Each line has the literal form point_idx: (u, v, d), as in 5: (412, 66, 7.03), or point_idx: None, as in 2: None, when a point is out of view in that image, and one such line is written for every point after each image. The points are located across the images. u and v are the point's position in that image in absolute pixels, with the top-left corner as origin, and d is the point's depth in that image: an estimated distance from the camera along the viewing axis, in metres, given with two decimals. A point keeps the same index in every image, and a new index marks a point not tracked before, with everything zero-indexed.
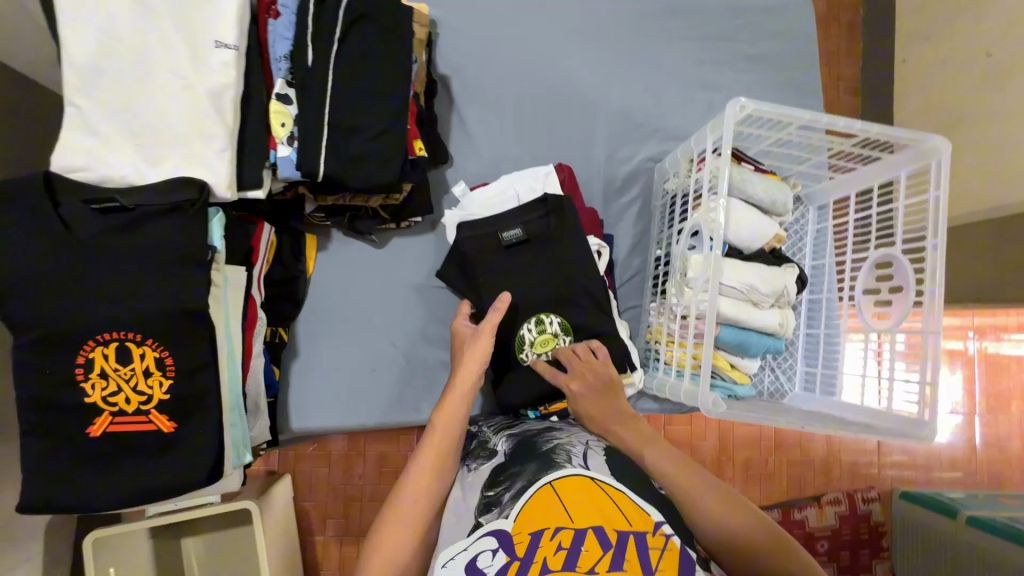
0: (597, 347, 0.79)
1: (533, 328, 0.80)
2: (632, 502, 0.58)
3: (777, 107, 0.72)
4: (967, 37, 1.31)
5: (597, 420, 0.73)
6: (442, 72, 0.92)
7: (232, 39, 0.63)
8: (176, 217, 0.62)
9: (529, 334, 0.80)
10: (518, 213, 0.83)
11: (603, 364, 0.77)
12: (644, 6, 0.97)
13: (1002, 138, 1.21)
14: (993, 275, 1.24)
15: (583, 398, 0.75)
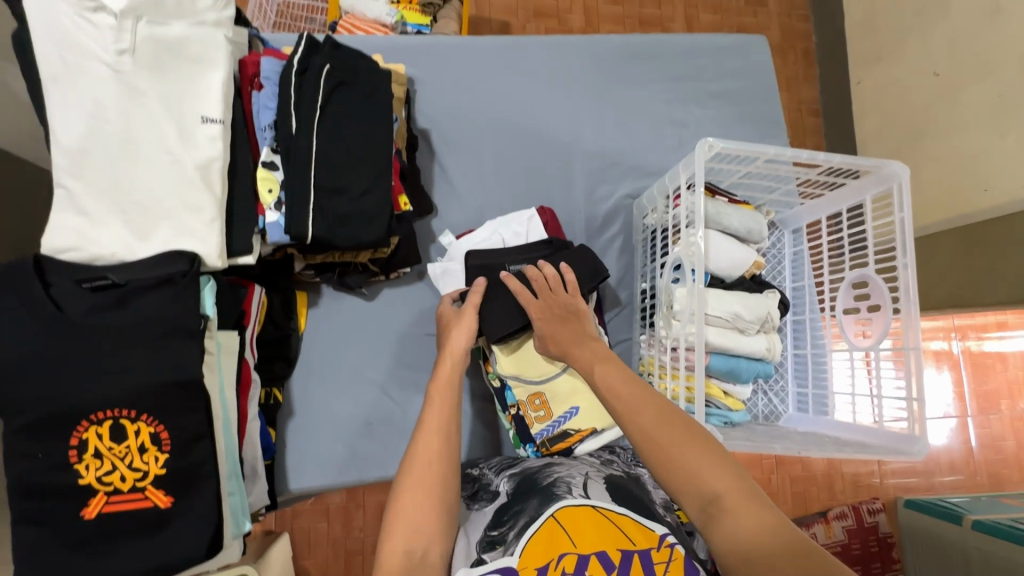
0: (566, 275, 0.80)
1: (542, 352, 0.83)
2: (634, 522, 0.60)
3: (744, 145, 0.76)
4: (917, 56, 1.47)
5: (537, 315, 0.76)
6: (422, 127, 0.96)
7: (217, 114, 0.66)
8: (167, 288, 0.62)
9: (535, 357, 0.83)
10: (522, 251, 0.86)
11: (573, 296, 0.78)
12: (609, 52, 1.03)
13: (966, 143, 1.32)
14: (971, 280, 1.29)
15: (545, 321, 0.75)
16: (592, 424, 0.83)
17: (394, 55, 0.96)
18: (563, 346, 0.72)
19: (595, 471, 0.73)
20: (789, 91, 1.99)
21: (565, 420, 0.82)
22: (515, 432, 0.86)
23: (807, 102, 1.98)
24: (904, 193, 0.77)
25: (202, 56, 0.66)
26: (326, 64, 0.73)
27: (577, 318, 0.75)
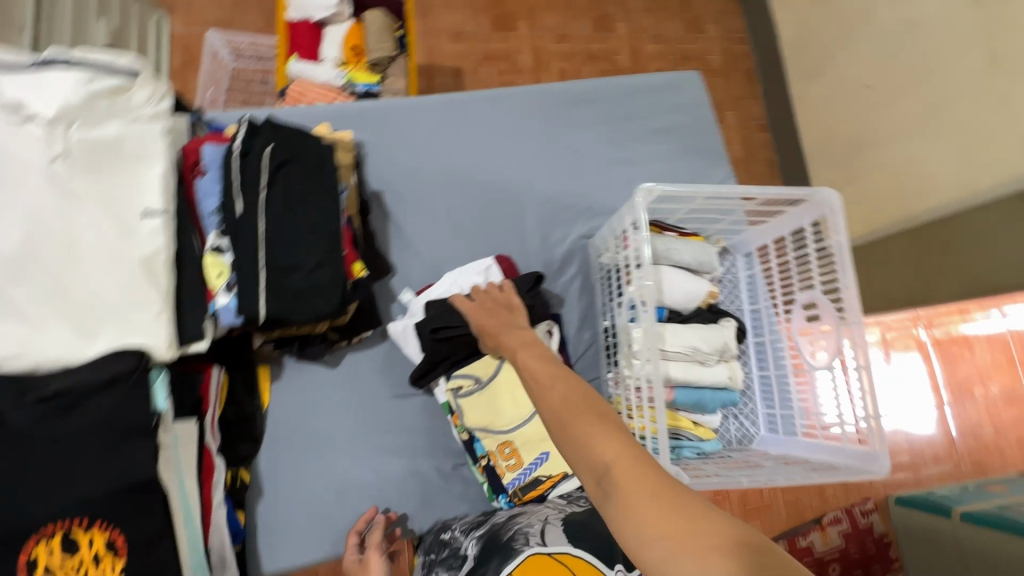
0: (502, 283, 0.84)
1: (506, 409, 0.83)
2: (586, 564, 0.63)
3: (682, 186, 0.79)
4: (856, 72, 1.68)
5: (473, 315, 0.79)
6: (374, 189, 0.97)
7: (159, 205, 0.66)
8: (117, 387, 0.61)
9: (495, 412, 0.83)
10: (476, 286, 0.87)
11: (508, 294, 0.82)
12: (552, 101, 1.06)
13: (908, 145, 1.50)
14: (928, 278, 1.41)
15: (480, 317, 0.78)
16: (564, 469, 0.82)
17: (341, 122, 0.97)
18: (496, 337, 0.74)
19: (554, 513, 0.74)
20: (737, 111, 2.07)
21: (536, 466, 0.82)
22: (488, 484, 0.86)
23: (756, 119, 2.07)
24: (837, 218, 0.81)
25: (140, 152, 0.67)
26: (268, 145, 0.75)
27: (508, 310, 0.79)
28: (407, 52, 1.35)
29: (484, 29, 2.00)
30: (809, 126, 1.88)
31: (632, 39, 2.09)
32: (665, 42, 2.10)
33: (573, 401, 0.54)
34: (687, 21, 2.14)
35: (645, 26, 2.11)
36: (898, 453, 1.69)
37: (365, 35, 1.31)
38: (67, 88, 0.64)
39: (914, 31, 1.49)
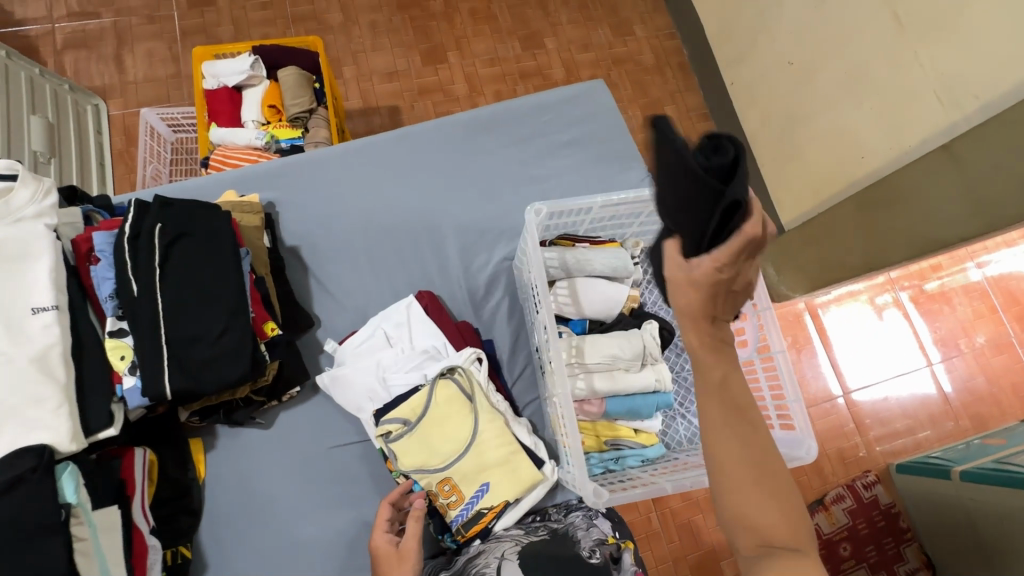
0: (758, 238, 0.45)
1: (438, 445, 0.82)
2: None
3: (569, 200, 0.82)
4: (776, 50, 1.70)
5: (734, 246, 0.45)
6: (290, 244, 0.98)
7: (49, 301, 0.67)
8: (16, 490, 0.61)
9: (428, 450, 0.82)
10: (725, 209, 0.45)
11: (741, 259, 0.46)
12: (457, 131, 1.08)
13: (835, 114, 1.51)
14: (875, 242, 1.38)
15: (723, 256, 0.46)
16: (504, 498, 0.82)
17: (250, 186, 1.00)
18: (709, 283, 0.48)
19: (511, 546, 0.75)
20: (676, 105, 2.09)
21: (477, 500, 0.82)
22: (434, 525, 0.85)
23: (695, 110, 2.09)
24: None
25: (24, 251, 0.68)
26: (157, 223, 0.76)
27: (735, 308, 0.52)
28: (326, 102, 1.37)
29: (414, 66, 2.04)
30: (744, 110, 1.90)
31: (561, 51, 2.12)
32: (594, 49, 2.14)
33: (766, 467, 0.48)
34: (613, 27, 2.17)
35: (573, 37, 2.15)
36: (895, 418, 1.65)
37: (282, 96, 1.35)
38: None
39: (821, 6, 1.52)
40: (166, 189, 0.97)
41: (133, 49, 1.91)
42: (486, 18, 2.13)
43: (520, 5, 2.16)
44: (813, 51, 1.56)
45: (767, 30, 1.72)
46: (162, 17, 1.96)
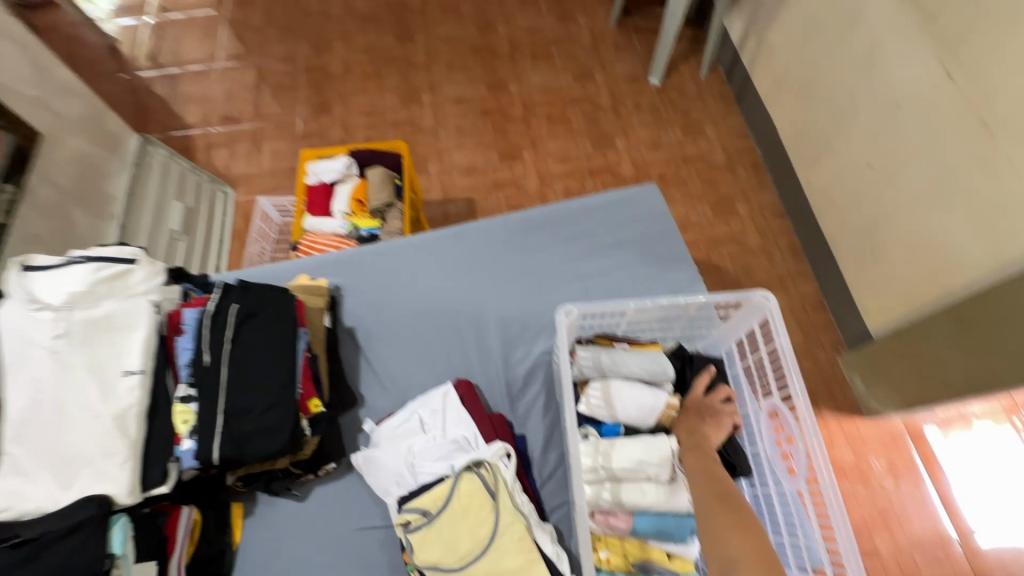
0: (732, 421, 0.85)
1: (455, 542, 0.80)
2: None
3: (604, 303, 0.83)
4: (851, 152, 1.64)
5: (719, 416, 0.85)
6: (349, 326, 1.07)
7: (138, 365, 0.78)
8: (77, 534, 0.70)
9: (441, 547, 0.80)
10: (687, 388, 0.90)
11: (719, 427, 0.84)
12: (509, 229, 1.15)
13: (923, 220, 1.41)
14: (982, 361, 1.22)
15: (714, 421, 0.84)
16: None
17: (321, 271, 1.12)
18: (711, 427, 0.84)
19: None
20: (748, 202, 2.06)
21: None
22: None
23: (769, 207, 2.04)
24: (776, 319, 0.80)
25: (128, 321, 0.81)
26: (234, 303, 0.88)
27: (702, 424, 0.84)
28: (403, 197, 1.54)
29: (492, 162, 2.23)
30: (820, 209, 1.83)
31: (631, 150, 2.22)
32: (664, 148, 2.21)
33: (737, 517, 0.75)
34: (683, 128, 2.25)
35: (643, 137, 2.25)
36: None
37: (367, 190, 1.53)
38: (78, 278, 0.80)
39: (897, 110, 1.46)
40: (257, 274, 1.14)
41: (263, 147, 2.29)
42: (561, 121, 2.31)
43: (593, 109, 2.32)
44: (893, 155, 1.49)
45: (838, 130, 1.68)
46: (289, 122, 2.35)
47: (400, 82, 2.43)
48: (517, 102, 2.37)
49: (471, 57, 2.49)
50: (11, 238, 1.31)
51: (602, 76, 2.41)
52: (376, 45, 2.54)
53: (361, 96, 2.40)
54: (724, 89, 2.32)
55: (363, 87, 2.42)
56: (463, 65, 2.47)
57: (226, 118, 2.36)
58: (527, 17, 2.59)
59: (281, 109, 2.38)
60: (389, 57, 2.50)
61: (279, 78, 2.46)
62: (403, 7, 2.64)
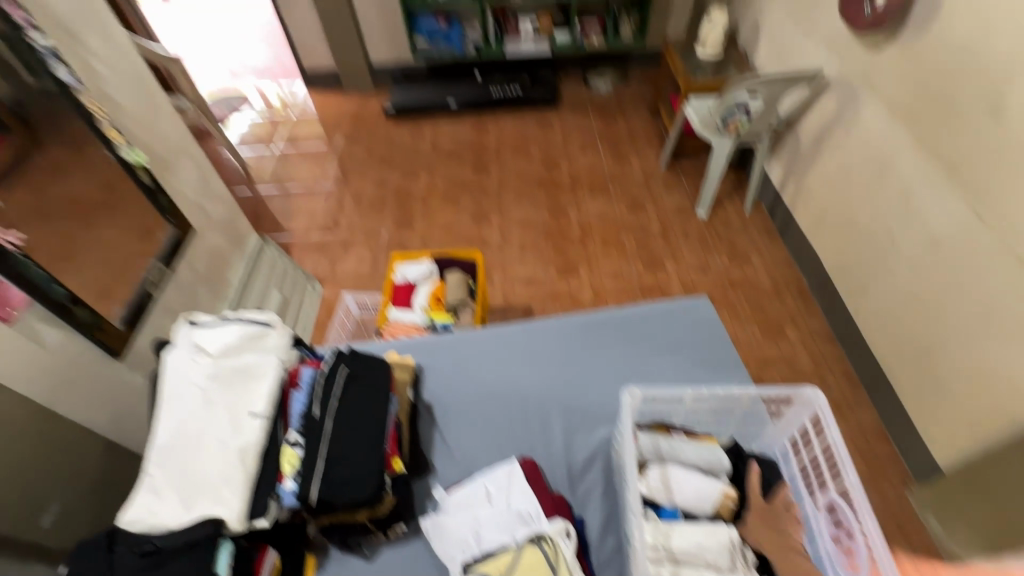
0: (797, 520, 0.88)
1: None
2: None
3: (665, 388, 0.93)
4: (897, 284, 1.73)
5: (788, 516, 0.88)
6: (426, 401, 1.20)
7: (262, 409, 0.94)
8: (196, 549, 0.81)
9: None
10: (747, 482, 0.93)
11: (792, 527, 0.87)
12: (573, 326, 1.29)
13: (978, 349, 1.45)
14: None
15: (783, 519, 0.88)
16: None
17: (406, 351, 1.28)
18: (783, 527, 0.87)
19: None
20: (797, 326, 2.13)
21: None
22: None
23: (819, 332, 2.10)
24: (825, 412, 0.87)
25: (261, 373, 0.97)
26: (344, 366, 1.03)
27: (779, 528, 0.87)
28: (475, 297, 1.76)
29: (550, 275, 2.45)
30: (870, 337, 1.88)
31: (681, 273, 2.40)
32: (712, 272, 2.38)
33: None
34: (730, 255, 2.43)
35: (692, 262, 2.43)
36: None
37: (445, 290, 1.75)
38: (230, 334, 0.99)
39: (935, 248, 1.57)
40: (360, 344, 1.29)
41: (352, 252, 2.63)
42: (614, 244, 2.55)
43: (645, 235, 2.57)
44: (938, 287, 1.56)
45: (882, 265, 1.79)
46: (376, 233, 2.72)
47: (473, 205, 2.81)
48: (576, 226, 2.66)
49: (537, 188, 2.86)
50: (156, 309, 1.56)
51: (653, 208, 2.69)
52: (456, 175, 2.98)
53: (440, 215, 2.77)
54: (768, 223, 2.53)
55: (442, 207, 2.81)
56: (529, 193, 2.84)
57: (324, 227, 2.77)
58: (586, 158, 3.00)
59: (371, 222, 2.77)
60: (466, 185, 2.92)
61: (372, 198, 2.91)
62: (481, 147, 3.13)
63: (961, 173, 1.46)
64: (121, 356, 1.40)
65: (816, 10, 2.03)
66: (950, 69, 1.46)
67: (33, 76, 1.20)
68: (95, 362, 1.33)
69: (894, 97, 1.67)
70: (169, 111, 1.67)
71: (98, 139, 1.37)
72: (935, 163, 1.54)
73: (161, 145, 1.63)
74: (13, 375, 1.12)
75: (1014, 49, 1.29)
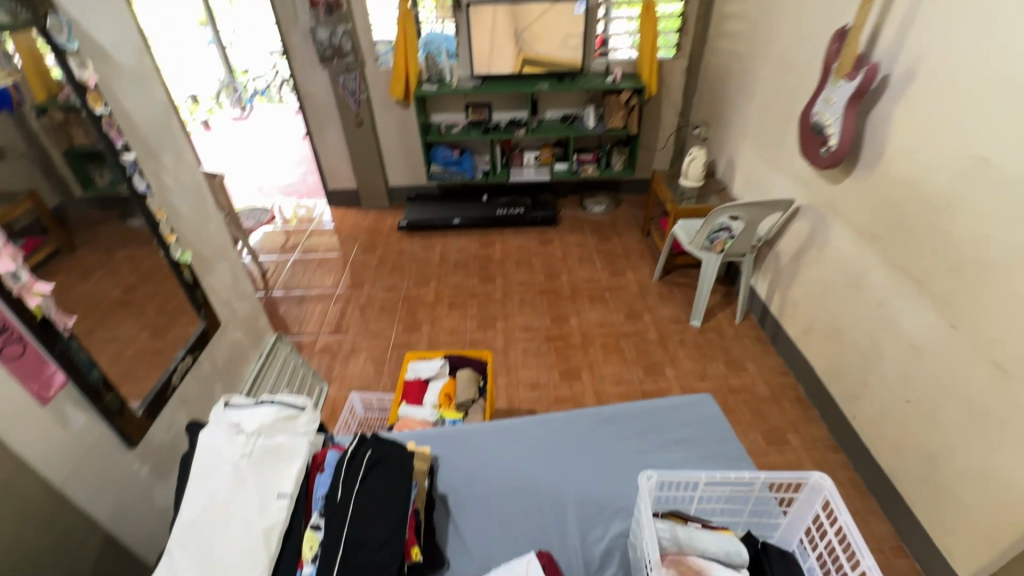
0: None
1: None
2: None
3: (679, 472, 0.98)
4: (889, 388, 1.81)
5: None
6: (442, 491, 1.21)
7: (289, 489, 0.97)
8: None
9: None
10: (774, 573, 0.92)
11: None
12: (585, 419, 1.35)
13: (974, 451, 1.49)
14: None
15: None
16: None
17: (423, 441, 1.31)
18: None
19: None
20: (799, 433, 2.16)
21: None
22: None
23: (821, 440, 2.12)
24: (834, 497, 0.92)
25: (290, 453, 1.02)
26: (369, 450, 1.05)
27: None
28: (485, 395, 1.81)
29: (553, 379, 2.51)
30: (871, 443, 1.91)
31: (680, 378, 2.47)
32: (710, 379, 2.45)
33: None
34: (726, 363, 2.53)
35: (690, 368, 2.52)
36: None
37: (456, 386, 1.81)
38: (266, 415, 1.05)
39: (916, 353, 1.67)
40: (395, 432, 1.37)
41: (360, 353, 2.71)
42: (614, 350, 2.66)
43: (644, 342, 2.68)
44: (925, 390, 1.65)
45: (870, 370, 1.89)
46: (385, 335, 2.82)
47: (479, 311, 2.95)
48: (577, 332, 2.78)
49: (539, 296, 3.04)
50: (174, 399, 1.60)
51: (650, 317, 2.84)
52: (463, 283, 3.17)
53: (447, 320, 2.90)
54: (759, 333, 2.67)
55: (449, 313, 2.95)
56: (532, 301, 3.01)
57: (334, 329, 2.87)
58: (585, 270, 3.23)
59: (381, 325, 2.89)
60: (472, 292, 3.10)
61: (383, 302, 3.06)
62: (487, 259, 3.38)
63: (927, 286, 1.62)
64: (134, 445, 1.41)
65: (782, 151, 2.37)
66: (900, 199, 1.70)
67: (83, 190, 1.33)
68: (110, 448, 1.34)
69: (858, 222, 1.90)
70: (217, 218, 1.87)
71: (156, 241, 1.53)
72: (903, 277, 1.72)
73: (205, 247, 1.80)
74: (37, 455, 1.14)
75: (949, 184, 1.53)
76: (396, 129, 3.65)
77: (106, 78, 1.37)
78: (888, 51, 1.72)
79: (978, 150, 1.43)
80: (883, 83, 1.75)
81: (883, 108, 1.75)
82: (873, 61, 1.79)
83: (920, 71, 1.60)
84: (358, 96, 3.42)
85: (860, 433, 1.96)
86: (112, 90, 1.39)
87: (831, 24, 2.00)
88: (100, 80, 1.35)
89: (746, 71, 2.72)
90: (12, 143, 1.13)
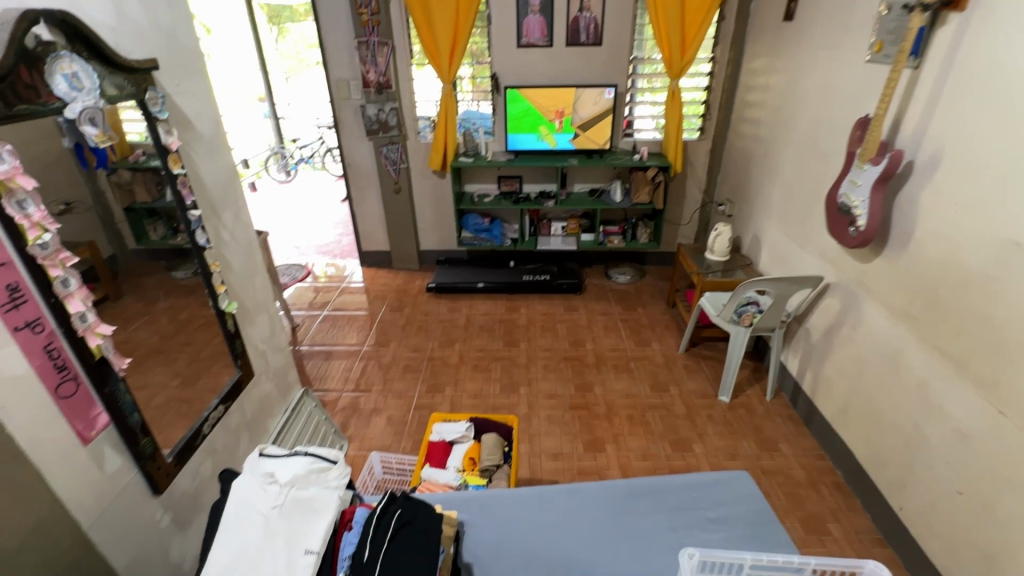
0: None
1: None
2: None
3: (724, 552, 0.93)
4: (937, 477, 1.70)
5: None
6: (467, 560, 1.16)
7: (315, 545, 0.95)
8: None
9: None
10: None
11: None
12: (617, 490, 1.30)
13: None
14: None
15: None
16: None
17: (450, 505, 1.28)
18: None
19: None
20: (840, 523, 2.02)
21: None
22: None
23: (865, 532, 1.98)
24: None
25: (322, 507, 1.01)
26: (398, 508, 1.03)
27: None
28: (509, 461, 1.77)
29: (577, 449, 2.44)
30: (921, 539, 1.78)
31: (709, 456, 2.37)
32: (742, 458, 2.34)
33: None
34: (758, 442, 2.42)
35: (720, 446, 2.42)
36: None
37: (480, 451, 1.78)
38: (299, 466, 1.07)
39: (966, 442, 1.59)
40: (313, 450, 1.13)
41: (382, 412, 2.69)
42: (640, 422, 2.59)
43: (670, 416, 2.61)
44: (978, 480, 1.55)
45: (915, 456, 1.80)
46: (408, 395, 2.81)
47: (503, 375, 2.94)
48: (601, 402, 2.73)
49: (564, 363, 3.03)
50: (202, 448, 1.61)
51: (676, 389, 2.79)
52: (488, 346, 3.19)
53: (469, 382, 2.89)
54: (792, 412, 2.58)
55: (473, 376, 2.94)
56: (556, 368, 2.99)
57: (358, 387, 2.88)
58: (609, 339, 3.22)
59: (404, 384, 2.89)
60: (497, 356, 3.11)
61: (407, 362, 3.08)
62: (512, 323, 3.41)
63: (970, 368, 1.58)
64: (160, 493, 1.40)
65: (809, 229, 2.42)
66: (933, 280, 1.70)
67: (137, 242, 1.42)
68: (138, 493, 1.34)
69: (891, 301, 1.89)
70: (263, 272, 1.97)
71: (207, 290, 1.62)
72: (942, 358, 1.68)
73: (249, 299, 1.88)
74: (72, 496, 1.15)
75: (983, 266, 1.53)
76: (431, 196, 3.84)
77: (187, 143, 1.52)
78: (910, 140, 1.80)
79: (1009, 235, 1.45)
80: (908, 168, 1.81)
81: (910, 191, 1.79)
82: (896, 146, 1.87)
83: (943, 158, 1.66)
84: (398, 165, 3.65)
85: (909, 527, 1.83)
86: (190, 154, 1.54)
87: (851, 113, 2.11)
88: (182, 146, 1.50)
89: (769, 153, 2.84)
90: (82, 195, 1.22)
